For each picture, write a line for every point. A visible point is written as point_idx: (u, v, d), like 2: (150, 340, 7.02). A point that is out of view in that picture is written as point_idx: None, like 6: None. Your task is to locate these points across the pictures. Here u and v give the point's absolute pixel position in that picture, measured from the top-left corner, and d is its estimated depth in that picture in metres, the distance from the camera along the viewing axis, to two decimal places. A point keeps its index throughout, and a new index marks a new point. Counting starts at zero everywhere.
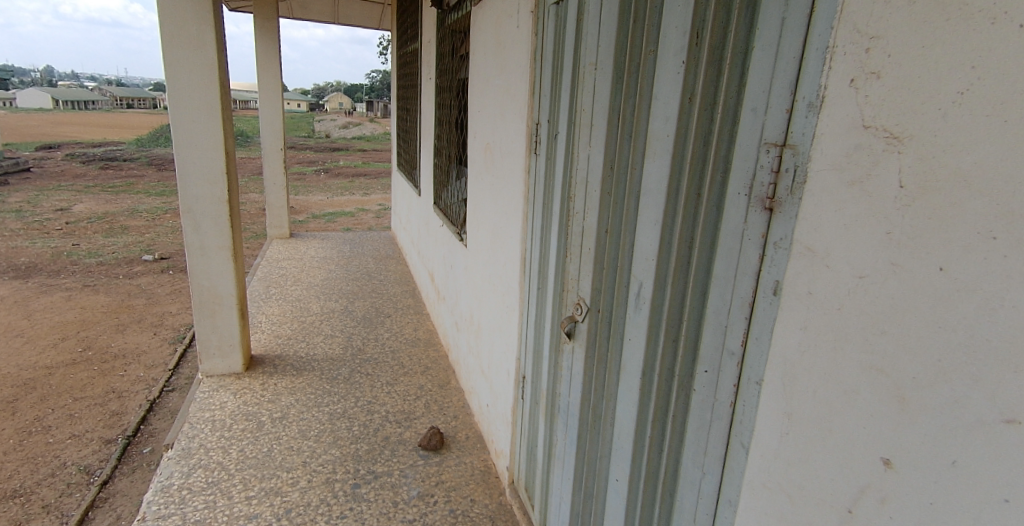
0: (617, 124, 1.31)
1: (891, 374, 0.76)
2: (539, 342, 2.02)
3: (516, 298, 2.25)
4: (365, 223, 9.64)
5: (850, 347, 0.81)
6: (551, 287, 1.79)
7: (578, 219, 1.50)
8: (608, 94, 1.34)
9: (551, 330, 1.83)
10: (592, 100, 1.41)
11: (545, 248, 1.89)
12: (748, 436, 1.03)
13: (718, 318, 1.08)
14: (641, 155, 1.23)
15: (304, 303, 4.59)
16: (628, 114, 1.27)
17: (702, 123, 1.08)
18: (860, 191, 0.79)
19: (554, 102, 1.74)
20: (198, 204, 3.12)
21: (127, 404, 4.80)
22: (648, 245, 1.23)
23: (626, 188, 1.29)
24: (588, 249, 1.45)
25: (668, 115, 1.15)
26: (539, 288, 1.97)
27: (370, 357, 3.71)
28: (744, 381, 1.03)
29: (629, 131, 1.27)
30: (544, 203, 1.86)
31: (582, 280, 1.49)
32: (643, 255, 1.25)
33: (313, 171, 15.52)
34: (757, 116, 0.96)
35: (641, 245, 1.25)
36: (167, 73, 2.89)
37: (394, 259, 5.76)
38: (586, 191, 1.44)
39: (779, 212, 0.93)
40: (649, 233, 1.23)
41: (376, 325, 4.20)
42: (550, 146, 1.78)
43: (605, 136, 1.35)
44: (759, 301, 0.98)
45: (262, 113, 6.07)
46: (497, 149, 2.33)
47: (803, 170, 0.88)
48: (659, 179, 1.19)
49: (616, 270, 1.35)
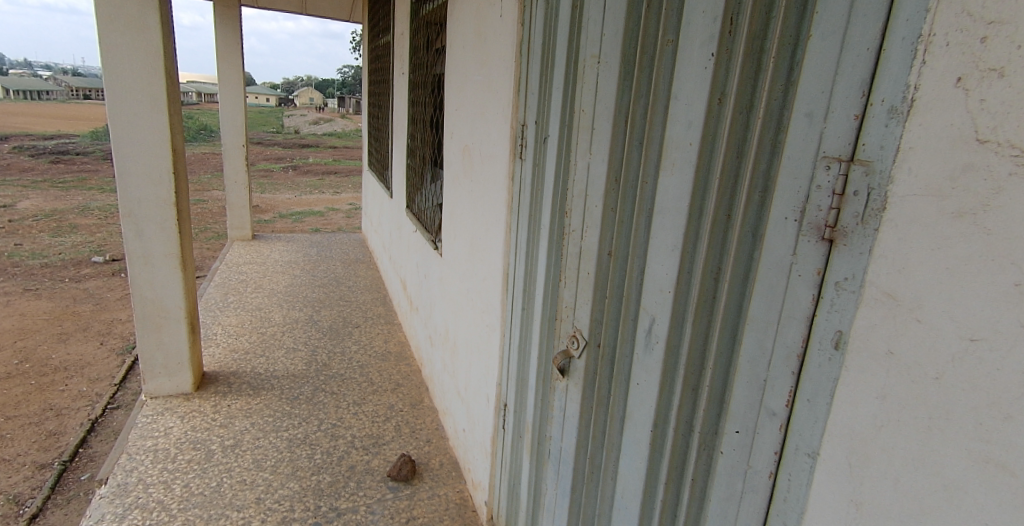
0: (624, 129, 1.10)
1: (1017, 474, 0.57)
2: (524, 369, 1.80)
3: (498, 317, 2.03)
4: (335, 223, 9.28)
5: (953, 431, 0.62)
6: (539, 312, 1.57)
7: (573, 238, 1.29)
8: (613, 93, 1.12)
9: (539, 359, 1.61)
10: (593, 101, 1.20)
11: (532, 265, 1.68)
12: (795, 519, 0.83)
13: (754, 369, 0.88)
14: (656, 166, 1.03)
15: (265, 312, 4.28)
16: (639, 117, 1.07)
17: (735, 131, 0.88)
18: (972, 227, 0.59)
19: (544, 101, 1.53)
20: (141, 207, 2.82)
21: (66, 423, 4.46)
22: (664, 274, 1.03)
23: (637, 206, 1.08)
24: (586, 274, 1.23)
25: (691, 119, 0.94)
26: (524, 309, 1.76)
27: (335, 374, 3.43)
28: (790, 450, 0.83)
29: (639, 138, 1.06)
30: (532, 215, 1.65)
31: (578, 308, 1.28)
32: (657, 287, 1.04)
33: (280, 168, 14.99)
34: (813, 123, 0.76)
35: (655, 273, 1.05)
36: (104, 60, 2.59)
37: (364, 264, 5.47)
38: (585, 206, 1.23)
39: (843, 245, 0.73)
40: (665, 261, 1.02)
41: (344, 337, 3.92)
42: (540, 151, 1.56)
43: (610, 142, 1.14)
44: (811, 354, 0.79)
45: (222, 107, 5.71)
46: (477, 153, 2.10)
47: (881, 194, 0.68)
48: (677, 198, 0.98)
49: (622, 300, 1.14)
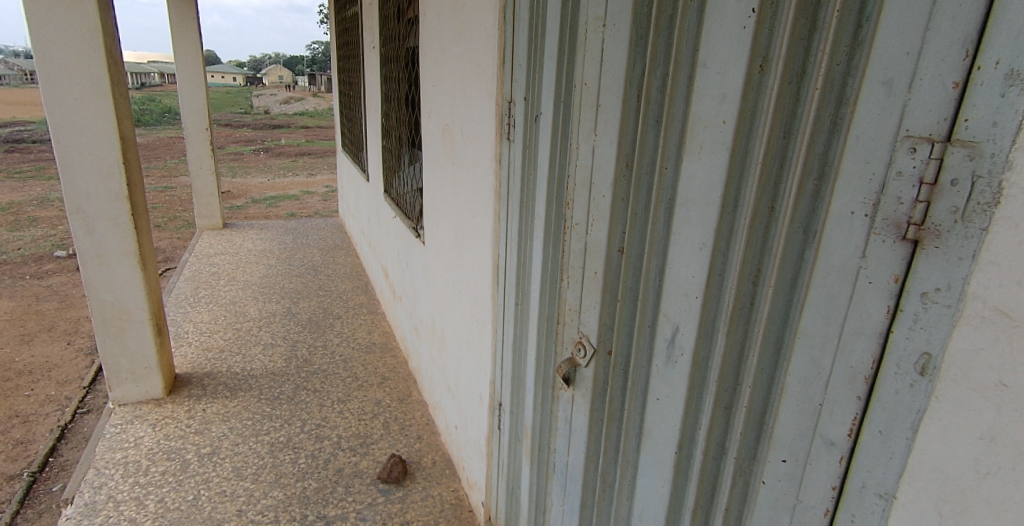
0: (637, 104, 0.94)
1: None
2: (520, 370, 1.66)
3: (489, 312, 1.87)
4: (311, 206, 8.95)
5: None
6: (536, 310, 1.42)
7: (575, 232, 1.12)
8: (621, 62, 0.95)
9: (537, 361, 1.46)
10: (596, 71, 1.02)
11: (527, 258, 1.51)
12: None
13: (806, 392, 0.73)
14: (677, 148, 0.87)
15: (240, 306, 4.06)
16: (655, 90, 0.90)
17: (782, 105, 0.72)
18: None
19: (535, 73, 1.35)
20: (90, 202, 2.59)
21: (34, 430, 4.22)
22: (689, 276, 0.87)
23: (654, 195, 0.92)
24: (593, 274, 1.08)
25: (724, 92, 0.78)
26: (518, 305, 1.60)
27: (318, 369, 3.25)
28: (852, 489, 0.70)
29: (656, 115, 0.90)
30: (525, 202, 1.48)
31: (583, 311, 1.12)
32: (681, 291, 0.89)
33: (251, 151, 14.47)
34: (894, 94, 0.60)
35: (678, 275, 0.89)
36: (34, 41, 2.35)
37: (343, 250, 5.24)
38: (589, 195, 1.06)
39: (935, 248, 0.58)
40: (689, 261, 0.86)
41: (325, 329, 3.72)
42: (532, 130, 1.38)
43: (619, 120, 0.97)
44: (884, 379, 0.64)
45: (181, 89, 5.37)
46: (458, 132, 1.90)
47: (992, 185, 0.53)
48: (706, 186, 0.82)
49: (637, 303, 0.99)
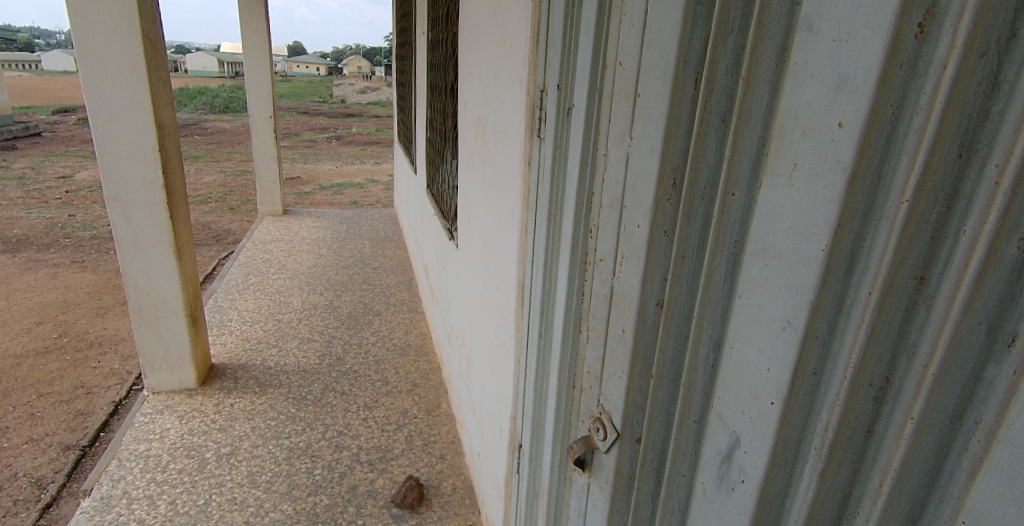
0: (694, 91, 0.61)
1: None
2: (541, 415, 1.35)
3: (512, 338, 1.57)
4: (373, 195, 8.95)
5: None
6: (558, 355, 1.12)
7: (601, 269, 0.81)
8: (670, 28, 0.62)
9: (557, 415, 1.16)
10: (634, 44, 0.70)
11: (552, 285, 1.21)
12: None
13: None
14: (756, 164, 0.54)
15: (285, 296, 3.97)
16: (724, 70, 0.57)
17: (967, 94, 0.38)
18: None
19: (571, 55, 1.04)
20: (127, 189, 2.52)
21: (95, 402, 4.33)
22: (761, 370, 0.54)
23: (713, 232, 0.60)
24: (620, 332, 0.76)
25: (842, 69, 0.44)
26: (543, 338, 1.30)
27: (349, 370, 3.04)
28: None
29: (723, 111, 0.58)
30: (553, 218, 1.17)
31: (605, 378, 0.81)
32: (746, 387, 0.57)
33: (326, 138, 14.86)
34: None
35: (743, 363, 0.57)
36: (74, 25, 2.27)
37: (393, 243, 5.09)
38: (619, 221, 0.75)
39: None
40: (761, 346, 0.54)
41: (363, 327, 3.53)
42: (565, 127, 1.08)
43: (664, 118, 0.65)
44: None
45: (248, 75, 5.40)
46: (490, 126, 1.60)
47: None
48: (797, 230, 0.49)
49: (679, 385, 0.68)
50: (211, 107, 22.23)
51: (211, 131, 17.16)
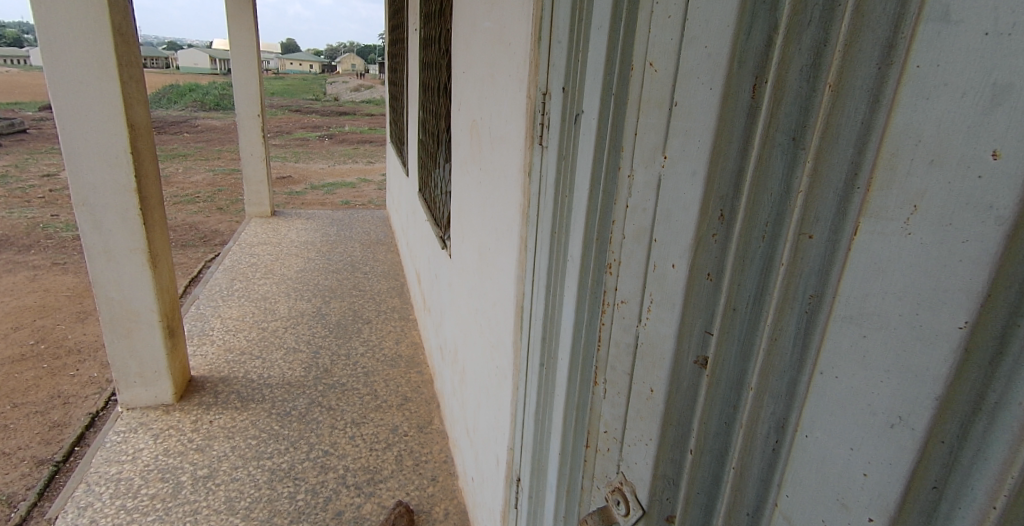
0: (753, 100, 0.48)
1: None
2: (543, 451, 1.19)
3: (508, 363, 1.40)
4: (366, 195, 8.76)
5: None
6: (564, 394, 0.99)
7: (624, 311, 0.68)
8: (721, 20, 0.49)
9: (562, 460, 1.03)
10: (671, 41, 0.56)
11: (557, 313, 1.07)
12: None
13: None
14: (850, 201, 0.41)
15: (270, 303, 3.80)
16: (797, 73, 0.44)
17: None
18: None
19: (581, 54, 0.90)
20: (97, 194, 2.36)
21: (71, 413, 4.15)
22: (853, 473, 0.41)
23: (779, 282, 0.47)
24: (647, 392, 0.63)
25: (999, 79, 0.31)
26: (546, 368, 1.16)
27: (337, 382, 2.83)
28: None
29: (795, 127, 0.44)
30: (559, 238, 1.04)
31: (628, 441, 0.68)
32: (828, 489, 0.44)
33: (318, 136, 14.63)
34: None
35: (824, 459, 0.44)
36: (38, 17, 2.10)
37: (385, 246, 4.92)
38: (648, 257, 0.62)
39: None
40: (855, 444, 0.41)
41: (351, 335, 3.31)
42: (574, 135, 0.94)
43: (711, 134, 0.51)
44: None
45: (236, 73, 5.23)
46: (486, 130, 1.44)
47: None
48: (914, 298, 0.36)
49: (728, 467, 0.55)
50: (202, 104, 21.93)
51: (201, 129, 16.89)
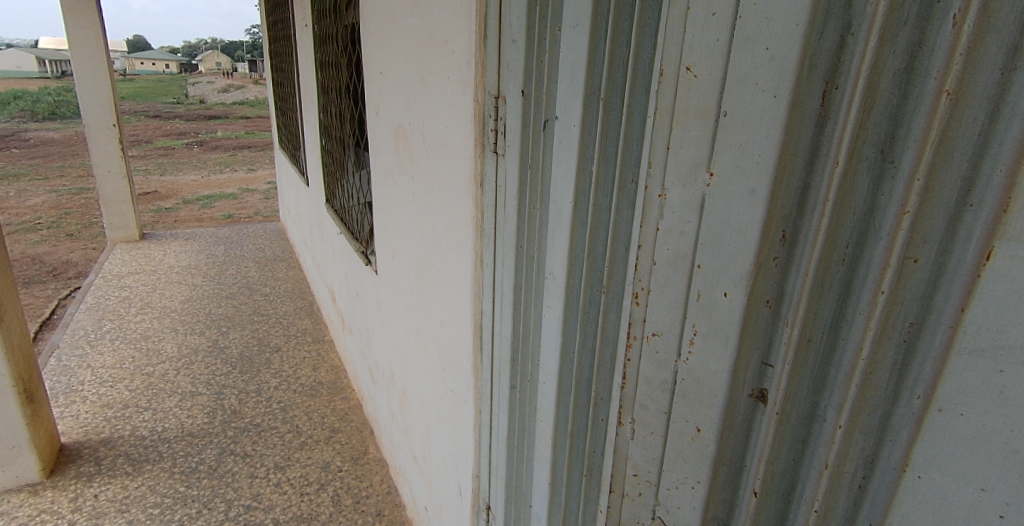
0: (823, 110, 0.44)
1: None
2: (525, 477, 1.07)
3: (465, 385, 1.28)
4: (250, 207, 8.05)
5: None
6: (553, 420, 0.91)
7: (656, 345, 0.62)
8: (787, 19, 0.44)
9: (553, 489, 0.95)
10: (714, 42, 0.51)
11: (532, 334, 0.98)
12: None
13: None
14: (975, 220, 0.38)
15: (154, 341, 3.32)
16: (890, 79, 0.40)
17: None
18: None
19: (548, 56, 0.83)
20: None
21: None
22: (985, 516, 0.40)
23: (872, 308, 0.44)
24: (692, 432, 0.59)
25: None
26: (518, 390, 1.06)
27: (251, 423, 2.50)
28: None
29: (885, 140, 0.41)
30: (529, 254, 0.95)
31: (667, 481, 0.63)
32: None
33: (183, 145, 13.26)
34: None
35: (943, 499, 0.42)
36: None
37: (283, 264, 4.53)
38: (688, 285, 0.56)
39: None
40: (988, 486, 0.40)
41: (258, 369, 2.96)
42: (546, 142, 0.86)
43: (776, 148, 0.46)
44: None
45: (79, 80, 4.53)
46: (417, 138, 1.32)
47: None
48: None
49: (801, 504, 0.52)
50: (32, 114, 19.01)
51: (34, 144, 14.64)
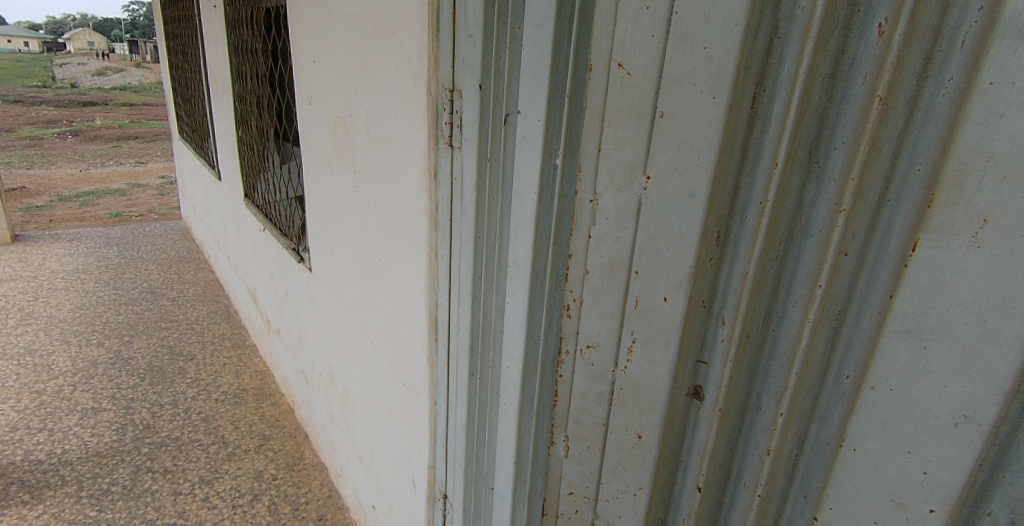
0: (752, 112, 0.52)
1: None
2: (487, 460, 1.08)
3: (420, 375, 1.28)
4: (143, 203, 7.37)
5: None
6: (517, 403, 0.93)
7: (590, 354, 0.75)
8: (723, 19, 0.51)
9: (516, 469, 0.96)
10: (649, 37, 0.58)
11: (493, 320, 0.99)
12: None
13: None
14: (906, 221, 0.46)
15: (42, 355, 2.97)
16: (821, 82, 0.48)
17: None
18: None
19: (507, 51, 0.84)
20: None
21: None
22: (911, 473, 0.50)
23: (811, 299, 0.53)
24: (634, 438, 0.71)
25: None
26: (478, 377, 1.07)
27: (169, 437, 2.31)
28: None
29: (812, 143, 0.50)
30: (489, 243, 0.97)
31: (617, 453, 0.75)
32: (882, 489, 0.52)
33: (54, 134, 11.83)
34: None
35: (878, 461, 0.52)
36: None
37: (190, 265, 4.21)
38: (627, 291, 0.67)
39: None
40: (914, 448, 0.49)
41: (172, 380, 2.73)
42: (508, 131, 0.88)
43: (715, 151, 0.55)
44: None
45: None
46: (360, 130, 1.30)
47: None
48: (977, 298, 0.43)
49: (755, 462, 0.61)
50: None
51: None
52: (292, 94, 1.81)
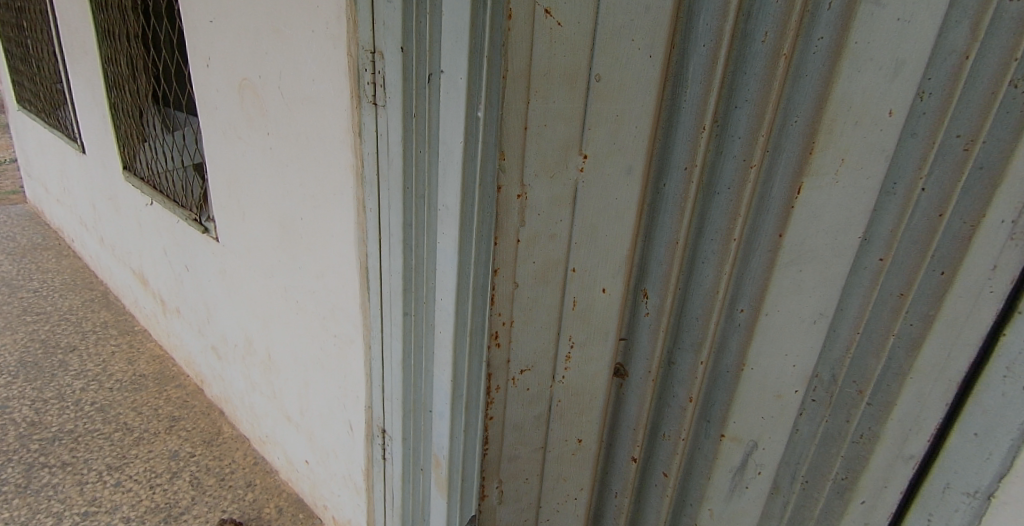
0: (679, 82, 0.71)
1: None
2: (424, 388, 1.21)
3: (353, 324, 1.37)
4: None
5: None
6: None
7: (527, 371, 0.84)
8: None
9: None
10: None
11: (424, 262, 1.11)
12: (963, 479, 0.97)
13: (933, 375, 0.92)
14: (798, 163, 0.75)
15: None
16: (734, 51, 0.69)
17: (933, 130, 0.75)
18: None
19: (427, 16, 0.93)
20: None
21: None
22: (789, 364, 0.90)
23: (725, 248, 0.79)
24: (575, 443, 0.93)
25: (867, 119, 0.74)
26: (412, 315, 1.19)
27: (61, 431, 2.17)
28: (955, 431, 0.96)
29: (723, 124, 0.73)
30: (415, 192, 1.07)
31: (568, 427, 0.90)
32: (776, 367, 0.89)
33: None
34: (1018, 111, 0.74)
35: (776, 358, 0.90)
36: None
37: (45, 253, 3.77)
38: (566, 294, 0.80)
39: None
40: (791, 349, 0.89)
41: (51, 375, 2.52)
42: (430, 89, 0.97)
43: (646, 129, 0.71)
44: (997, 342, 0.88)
45: None
46: (273, 93, 1.32)
47: None
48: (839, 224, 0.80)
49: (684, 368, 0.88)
50: None
51: None
52: (181, 57, 1.74)
